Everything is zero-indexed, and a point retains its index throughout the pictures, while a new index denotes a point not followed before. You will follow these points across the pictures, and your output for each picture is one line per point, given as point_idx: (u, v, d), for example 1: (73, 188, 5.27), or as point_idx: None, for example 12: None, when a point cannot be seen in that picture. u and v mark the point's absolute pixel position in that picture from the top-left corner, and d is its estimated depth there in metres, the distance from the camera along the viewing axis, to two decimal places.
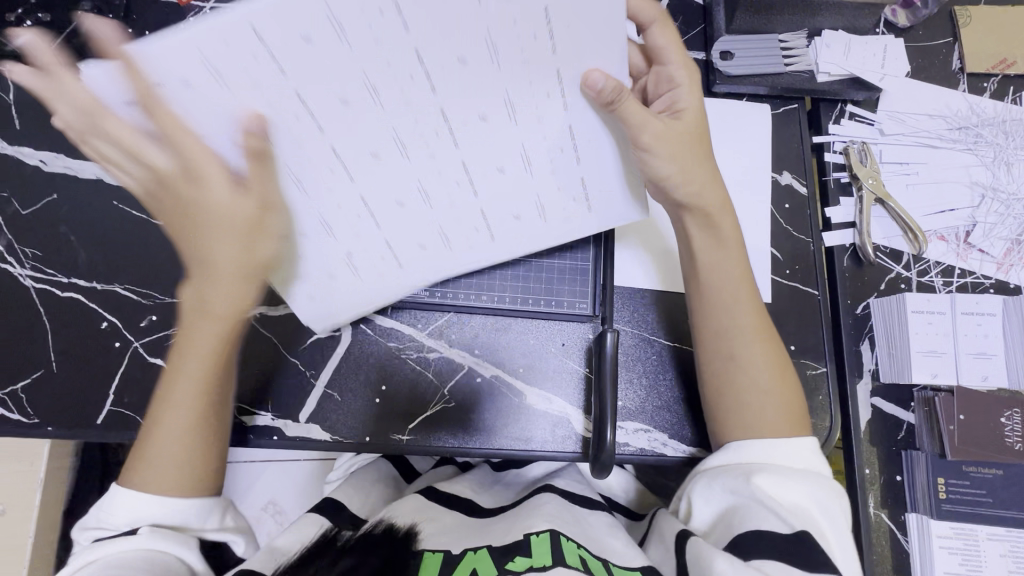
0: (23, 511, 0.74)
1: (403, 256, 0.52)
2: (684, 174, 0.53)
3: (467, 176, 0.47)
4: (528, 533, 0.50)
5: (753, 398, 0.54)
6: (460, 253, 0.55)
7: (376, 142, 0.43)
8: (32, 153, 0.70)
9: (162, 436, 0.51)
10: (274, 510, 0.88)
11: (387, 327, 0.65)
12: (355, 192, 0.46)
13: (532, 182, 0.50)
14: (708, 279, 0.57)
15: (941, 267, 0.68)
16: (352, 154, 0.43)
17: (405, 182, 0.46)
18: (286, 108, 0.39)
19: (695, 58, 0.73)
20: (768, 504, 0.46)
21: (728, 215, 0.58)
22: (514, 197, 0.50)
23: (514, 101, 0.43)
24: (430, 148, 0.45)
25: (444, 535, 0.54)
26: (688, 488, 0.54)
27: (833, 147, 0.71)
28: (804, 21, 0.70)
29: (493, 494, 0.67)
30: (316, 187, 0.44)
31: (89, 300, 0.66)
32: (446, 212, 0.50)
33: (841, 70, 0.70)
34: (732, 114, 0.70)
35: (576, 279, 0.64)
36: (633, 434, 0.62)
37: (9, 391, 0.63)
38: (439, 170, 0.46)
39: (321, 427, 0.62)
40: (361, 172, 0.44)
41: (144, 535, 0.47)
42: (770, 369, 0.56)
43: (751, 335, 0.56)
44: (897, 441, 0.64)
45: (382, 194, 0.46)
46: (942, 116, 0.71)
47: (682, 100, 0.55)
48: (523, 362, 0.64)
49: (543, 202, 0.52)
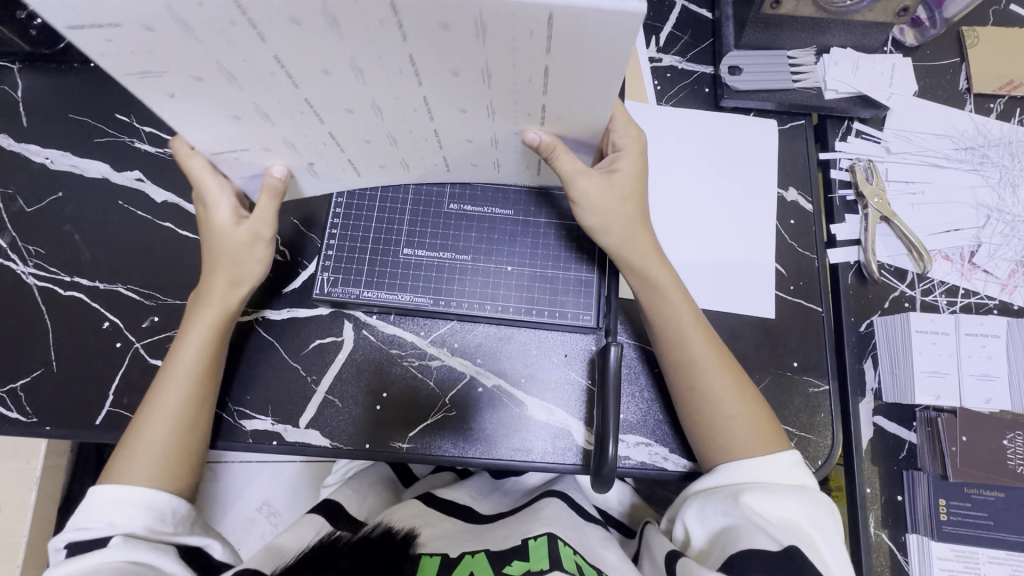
0: (18, 510, 0.73)
1: (347, 145, 0.54)
2: (605, 227, 0.56)
3: (426, 106, 0.48)
4: (525, 539, 0.51)
5: (724, 421, 0.55)
6: (405, 151, 0.56)
7: (351, 101, 0.47)
8: (40, 151, 0.70)
9: (144, 440, 0.54)
10: (268, 511, 0.88)
11: (389, 335, 0.65)
12: (324, 129, 0.51)
13: (493, 124, 0.50)
14: (660, 314, 0.57)
15: (945, 287, 0.68)
16: (298, 65, 0.43)
17: (359, 98, 0.47)
18: (262, 66, 0.42)
19: (704, 72, 0.73)
20: (758, 522, 0.47)
21: (657, 261, 0.58)
22: (468, 128, 0.52)
23: (492, 69, 0.43)
24: (390, 81, 0.45)
25: (443, 541, 0.54)
26: (680, 510, 0.54)
27: (839, 164, 0.72)
28: (813, 39, 0.70)
29: (492, 503, 0.67)
30: (257, 86, 0.44)
31: (90, 299, 0.66)
32: (399, 124, 0.51)
33: (848, 88, 0.70)
34: (739, 129, 0.71)
35: (579, 291, 0.63)
36: (634, 448, 0.61)
37: (9, 389, 0.63)
38: (396, 96, 0.47)
39: (321, 432, 0.62)
40: (331, 117, 0.49)
41: (116, 547, 0.47)
42: (736, 396, 0.55)
43: (710, 365, 0.56)
44: (898, 461, 0.64)
45: (329, 101, 0.47)
46: (948, 136, 0.72)
47: (621, 165, 0.56)
48: (525, 372, 0.64)
49: (497, 137, 0.53)
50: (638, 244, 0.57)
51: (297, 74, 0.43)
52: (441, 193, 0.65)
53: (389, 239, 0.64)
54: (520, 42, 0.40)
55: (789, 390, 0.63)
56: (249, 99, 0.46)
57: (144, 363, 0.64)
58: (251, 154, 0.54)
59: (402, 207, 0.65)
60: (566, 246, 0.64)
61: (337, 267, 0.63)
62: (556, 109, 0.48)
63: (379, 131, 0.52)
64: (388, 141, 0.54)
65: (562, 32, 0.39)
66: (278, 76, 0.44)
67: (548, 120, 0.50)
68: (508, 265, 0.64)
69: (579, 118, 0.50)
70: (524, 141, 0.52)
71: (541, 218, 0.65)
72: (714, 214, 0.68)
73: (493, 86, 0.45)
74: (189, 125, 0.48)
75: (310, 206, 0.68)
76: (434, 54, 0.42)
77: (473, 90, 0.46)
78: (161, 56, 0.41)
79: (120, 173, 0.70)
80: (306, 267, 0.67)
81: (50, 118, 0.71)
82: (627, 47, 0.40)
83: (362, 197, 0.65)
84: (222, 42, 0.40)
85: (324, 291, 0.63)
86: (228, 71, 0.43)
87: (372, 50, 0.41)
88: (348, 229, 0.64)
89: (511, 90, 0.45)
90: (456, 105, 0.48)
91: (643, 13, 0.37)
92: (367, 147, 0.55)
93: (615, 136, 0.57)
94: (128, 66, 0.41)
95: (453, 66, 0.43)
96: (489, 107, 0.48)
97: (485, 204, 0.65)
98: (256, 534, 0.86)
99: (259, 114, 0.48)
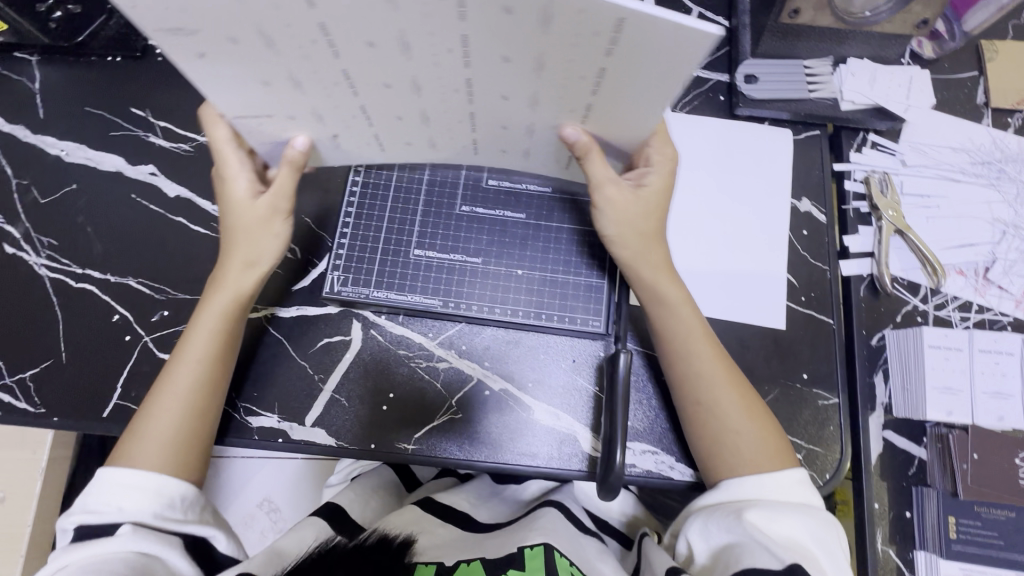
0: (23, 499, 0.73)
1: (380, 121, 0.53)
2: (621, 239, 0.57)
3: (467, 89, 0.48)
4: (522, 547, 0.53)
5: (727, 437, 0.54)
6: (438, 134, 0.55)
7: (391, 76, 0.47)
8: (55, 143, 0.71)
9: (153, 425, 0.54)
10: (269, 507, 0.88)
11: (397, 335, 0.65)
12: (355, 101, 0.50)
13: (533, 114, 0.50)
14: (670, 327, 0.57)
15: (958, 302, 0.67)
16: (347, 37, 0.42)
17: (399, 74, 0.46)
18: (303, 34, 0.42)
19: (719, 80, 0.73)
20: (761, 541, 0.47)
21: (672, 275, 0.58)
22: (506, 116, 0.51)
23: (546, 61, 0.43)
24: (437, 60, 0.44)
25: (440, 549, 0.54)
26: (683, 528, 0.54)
27: (854, 176, 0.71)
28: (830, 49, 0.70)
29: (490, 508, 0.68)
30: (289, 53, 0.44)
31: (101, 292, 0.66)
32: (436, 102, 0.50)
33: (864, 100, 0.70)
34: (754, 138, 0.70)
35: (590, 297, 0.63)
36: (640, 456, 0.61)
37: (18, 379, 0.63)
38: (440, 77, 0.46)
39: (327, 431, 0.62)
40: (367, 91, 0.48)
41: (126, 536, 0.48)
42: (746, 413, 0.55)
43: (719, 380, 0.56)
44: (908, 476, 0.63)
45: (369, 77, 0.47)
46: (965, 150, 0.71)
47: (650, 180, 0.56)
48: (532, 377, 0.63)
49: (533, 127, 0.53)
50: (653, 258, 0.57)
51: (339, 39, 0.42)
52: (453, 195, 0.65)
53: (400, 241, 0.64)
54: (584, 39, 0.40)
55: (798, 401, 0.63)
56: (284, 68, 0.45)
57: (153, 357, 0.64)
58: (274, 123, 0.53)
59: (413, 208, 0.65)
60: (577, 251, 0.64)
61: (347, 267, 0.63)
62: (603, 108, 0.48)
63: (411, 108, 0.51)
64: (420, 117, 0.53)
65: (630, 37, 0.39)
66: (320, 46, 0.43)
67: (591, 118, 0.50)
68: (520, 269, 0.64)
69: (622, 123, 0.50)
70: (561, 137, 0.52)
71: (553, 223, 0.65)
72: (727, 223, 0.67)
73: (543, 76, 0.45)
74: (215, 86, 0.47)
75: (323, 203, 0.69)
76: (486, 37, 0.41)
77: (521, 79, 0.46)
78: (194, 15, 0.40)
79: (133, 167, 0.70)
80: (315, 265, 0.67)
81: (67, 108, 0.72)
82: (697, 59, 0.40)
83: (374, 197, 0.65)
84: (265, 6, 0.39)
85: (334, 289, 0.63)
86: (268, 36, 0.42)
87: (424, 27, 0.41)
88: (358, 229, 0.64)
89: (562, 83, 0.46)
90: (500, 91, 0.48)
91: (720, 34, 0.37)
92: (400, 125, 0.54)
93: (650, 151, 0.56)
94: (162, 21, 0.41)
95: (505, 51, 0.43)
96: (533, 96, 0.48)
97: (497, 206, 0.65)
98: (255, 530, 0.86)
99: (291, 83, 0.47)
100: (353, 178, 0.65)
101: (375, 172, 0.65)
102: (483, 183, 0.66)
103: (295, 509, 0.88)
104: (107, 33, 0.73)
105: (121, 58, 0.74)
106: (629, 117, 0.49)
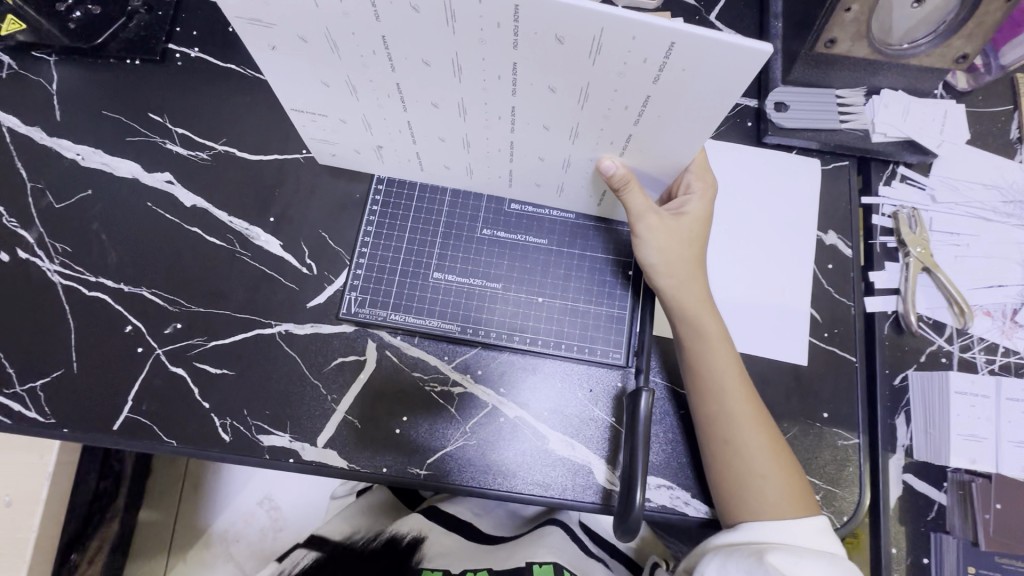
0: (29, 505, 0.72)
1: (422, 139, 0.55)
2: (666, 264, 0.57)
3: (510, 116, 0.48)
4: (531, 562, 0.56)
5: (751, 482, 0.54)
6: (476, 157, 0.56)
7: (439, 97, 0.48)
8: (71, 146, 0.69)
9: None
10: (268, 504, 1.05)
11: (412, 357, 0.63)
12: (404, 117, 0.51)
13: (572, 147, 0.50)
14: (706, 362, 0.56)
15: (985, 344, 0.66)
16: (404, 53, 0.43)
17: (447, 94, 0.47)
18: (365, 43, 0.43)
19: (747, 105, 0.71)
20: None
21: (709, 309, 0.57)
22: (541, 145, 0.51)
23: (591, 91, 0.43)
24: (485, 84, 0.45)
25: (445, 555, 0.61)
26: (698, 567, 0.51)
27: (882, 210, 0.69)
28: (864, 79, 0.68)
29: (494, 520, 0.72)
30: (351, 54, 0.44)
31: (114, 301, 0.65)
32: (479, 128, 0.51)
33: (896, 132, 0.68)
34: (781, 167, 0.69)
35: (611, 327, 0.63)
36: (655, 491, 0.60)
37: (29, 388, 0.62)
38: (485, 101, 0.47)
39: (338, 453, 0.61)
40: (416, 108, 0.50)
41: None
42: (770, 455, 0.55)
43: (747, 422, 0.55)
44: (927, 521, 0.62)
45: (419, 93, 0.48)
46: (997, 188, 0.70)
47: (690, 206, 0.57)
48: (548, 407, 0.62)
49: (570, 160, 0.53)
50: (691, 288, 0.57)
51: (397, 55, 0.44)
52: (474, 218, 0.66)
53: (420, 262, 0.65)
54: (629, 67, 0.40)
55: (818, 441, 0.61)
56: (344, 71, 0.46)
57: (165, 370, 0.63)
58: (328, 121, 0.55)
59: (433, 230, 0.65)
60: (599, 280, 0.64)
61: (365, 287, 0.64)
62: (642, 141, 0.48)
63: (456, 131, 0.52)
64: (461, 142, 0.54)
65: (677, 62, 0.39)
66: (378, 57, 0.44)
67: (630, 150, 0.50)
68: (540, 296, 0.64)
69: (660, 156, 0.50)
70: (599, 169, 0.51)
71: (575, 249, 0.65)
72: (754, 256, 0.66)
73: (586, 108, 0.45)
74: (279, 76, 0.48)
75: (339, 219, 0.67)
76: (536, 67, 0.42)
77: (564, 110, 0.46)
78: (276, 10, 0.41)
79: (150, 174, 0.69)
80: (331, 282, 0.65)
81: (84, 111, 0.70)
82: (739, 88, 0.40)
83: (394, 217, 0.66)
84: (336, 10, 0.40)
85: (351, 311, 0.64)
86: (334, 40, 0.43)
87: (478, 51, 0.42)
88: (378, 250, 0.65)
89: (602, 116, 0.45)
90: (541, 122, 0.48)
91: (771, 52, 0.37)
92: (440, 145, 0.55)
93: (690, 179, 0.58)
94: (242, 11, 0.41)
95: (551, 81, 0.43)
96: (573, 129, 0.48)
97: (519, 231, 0.65)
98: (257, 523, 1.04)
99: (348, 88, 0.49)
100: (374, 197, 0.66)
101: (396, 190, 0.66)
102: (506, 207, 0.66)
103: (291, 509, 1.05)
104: (127, 36, 0.72)
105: (139, 61, 0.72)
106: (669, 149, 0.48)
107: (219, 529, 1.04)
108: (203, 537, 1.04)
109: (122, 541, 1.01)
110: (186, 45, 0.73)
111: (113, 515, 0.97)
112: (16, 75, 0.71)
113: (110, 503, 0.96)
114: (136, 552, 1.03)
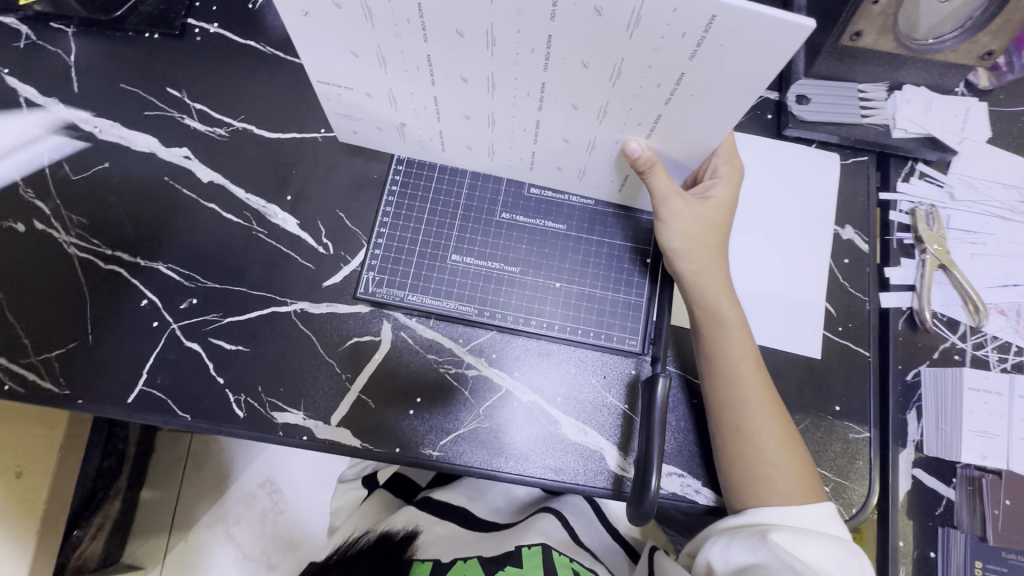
0: (40, 474, 0.72)
1: (446, 116, 0.55)
2: (688, 248, 0.57)
3: (539, 93, 0.48)
4: (520, 545, 0.59)
5: (764, 469, 0.54)
6: (500, 136, 0.56)
7: (469, 70, 0.47)
8: (88, 119, 0.69)
9: None
10: (270, 488, 1.05)
11: (427, 339, 0.63)
12: (430, 91, 0.51)
13: (598, 128, 0.50)
14: (724, 348, 0.57)
15: (997, 342, 0.66)
16: (437, 23, 0.43)
17: (477, 68, 0.47)
18: (400, 11, 0.43)
19: (768, 97, 0.70)
20: (789, 561, 0.47)
21: (729, 297, 0.57)
22: (567, 126, 0.51)
23: (624, 68, 0.43)
24: (518, 57, 0.45)
25: (439, 544, 0.63)
26: (703, 548, 0.53)
27: (899, 206, 0.69)
28: (887, 74, 0.68)
29: (487, 503, 0.73)
30: (385, 22, 0.44)
31: (131, 276, 0.65)
32: (506, 106, 0.50)
33: (917, 128, 0.68)
34: (800, 161, 0.69)
35: (627, 314, 0.63)
36: (666, 478, 0.60)
37: (43, 358, 0.62)
38: (516, 77, 0.47)
39: (351, 431, 0.61)
40: (444, 82, 0.50)
41: None
42: (782, 443, 0.55)
43: (761, 410, 0.55)
44: (935, 517, 0.63)
45: (447, 66, 0.48)
46: (1015, 187, 0.70)
47: (715, 191, 0.58)
48: (562, 392, 0.62)
49: (594, 141, 0.53)
50: (712, 274, 0.57)
51: (432, 25, 0.43)
52: (493, 201, 0.66)
53: (439, 244, 0.65)
54: (667, 42, 0.40)
55: (828, 433, 0.62)
56: (375, 40, 0.46)
57: (180, 345, 0.63)
58: (353, 95, 0.55)
59: (452, 211, 0.65)
60: (617, 267, 0.64)
61: (383, 268, 0.64)
62: (671, 121, 0.48)
63: (482, 109, 0.52)
64: (486, 121, 0.54)
65: (715, 38, 0.39)
66: (412, 26, 0.44)
67: (656, 132, 0.50)
68: (557, 281, 0.64)
69: (687, 139, 0.50)
70: (624, 151, 0.51)
71: (593, 237, 0.65)
72: (770, 251, 0.66)
73: (618, 86, 0.45)
74: (308, 46, 0.48)
75: (357, 199, 0.67)
76: (572, 40, 0.42)
77: (595, 87, 0.46)
78: None
79: (168, 149, 0.68)
80: (347, 262, 0.65)
81: (102, 84, 0.70)
82: (776, 64, 0.40)
83: (412, 197, 0.66)
84: None
85: (368, 290, 0.64)
86: (368, 9, 0.43)
87: (514, 22, 0.42)
88: (396, 230, 0.65)
89: (634, 94, 0.45)
90: (570, 100, 0.48)
91: (812, 28, 0.37)
92: (465, 123, 0.55)
93: (716, 164, 0.58)
94: None
95: (585, 56, 0.43)
96: (602, 108, 0.48)
97: (537, 215, 0.65)
98: (258, 506, 1.05)
99: (377, 59, 0.48)
100: (393, 177, 0.66)
101: (415, 171, 0.66)
102: (526, 192, 0.66)
103: (292, 492, 1.05)
104: (146, 9, 0.72)
105: (158, 35, 0.71)
106: (697, 131, 0.48)
107: (220, 511, 1.05)
108: (205, 517, 1.04)
109: (124, 518, 1.01)
110: (205, 20, 0.73)
111: (115, 493, 0.98)
112: (33, 45, 0.70)
113: (113, 481, 0.97)
114: (136, 531, 1.03)
